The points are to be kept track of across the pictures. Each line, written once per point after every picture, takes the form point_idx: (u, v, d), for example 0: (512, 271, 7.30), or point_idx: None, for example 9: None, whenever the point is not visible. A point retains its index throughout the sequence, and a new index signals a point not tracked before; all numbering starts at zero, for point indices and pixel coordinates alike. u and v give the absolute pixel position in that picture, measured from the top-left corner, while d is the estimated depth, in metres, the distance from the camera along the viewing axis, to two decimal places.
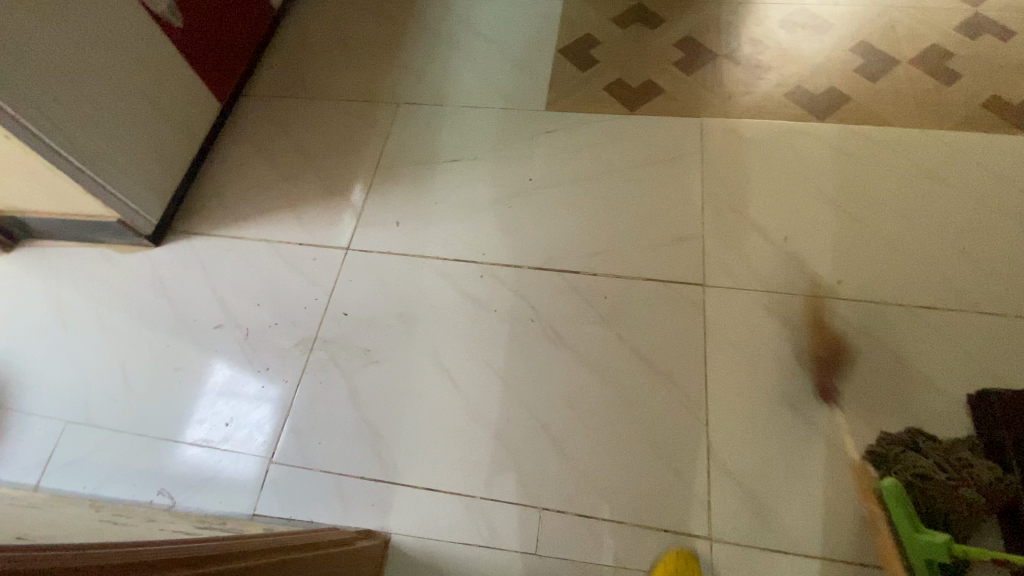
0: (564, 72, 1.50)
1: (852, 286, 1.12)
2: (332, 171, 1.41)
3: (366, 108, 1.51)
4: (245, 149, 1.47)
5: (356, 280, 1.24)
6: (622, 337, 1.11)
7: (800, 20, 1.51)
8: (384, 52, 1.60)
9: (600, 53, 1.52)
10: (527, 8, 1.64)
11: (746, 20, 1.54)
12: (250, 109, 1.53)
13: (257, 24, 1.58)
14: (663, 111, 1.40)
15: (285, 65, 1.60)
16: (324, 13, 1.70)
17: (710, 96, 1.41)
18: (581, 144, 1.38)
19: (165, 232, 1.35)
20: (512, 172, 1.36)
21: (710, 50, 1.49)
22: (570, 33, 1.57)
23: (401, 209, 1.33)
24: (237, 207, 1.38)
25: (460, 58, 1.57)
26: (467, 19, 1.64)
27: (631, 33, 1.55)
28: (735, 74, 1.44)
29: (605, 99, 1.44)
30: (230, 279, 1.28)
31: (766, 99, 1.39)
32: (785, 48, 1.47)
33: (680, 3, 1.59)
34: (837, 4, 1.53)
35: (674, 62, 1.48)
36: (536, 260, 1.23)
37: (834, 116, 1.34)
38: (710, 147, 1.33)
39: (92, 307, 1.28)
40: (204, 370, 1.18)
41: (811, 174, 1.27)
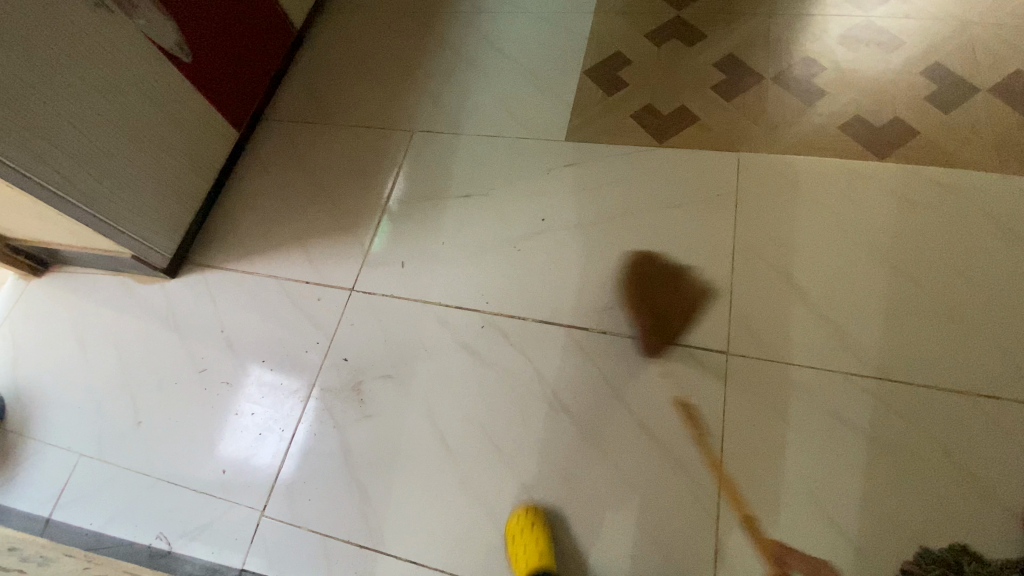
0: (589, 97, 1.38)
1: (899, 364, 0.98)
2: (343, 204, 1.38)
3: (381, 136, 1.46)
4: (260, 177, 1.45)
5: (356, 324, 1.21)
6: (629, 406, 1.02)
7: (864, 35, 1.32)
8: (402, 73, 1.54)
9: (630, 75, 1.39)
10: (554, 22, 1.52)
11: (798, 35, 1.36)
12: (267, 134, 1.52)
13: (278, 45, 1.54)
14: (695, 143, 1.26)
15: (305, 86, 1.57)
16: (347, 30, 1.64)
17: (751, 126, 1.26)
18: (601, 180, 1.26)
19: (180, 264, 1.37)
20: (524, 210, 1.27)
21: (755, 71, 1.33)
22: (599, 51, 1.44)
23: (408, 248, 1.28)
24: (248, 240, 1.37)
25: (479, 79, 1.48)
26: (490, 36, 1.54)
27: (666, 51, 1.41)
28: (782, 100, 1.28)
29: (631, 128, 1.31)
30: (238, 316, 1.28)
31: (816, 130, 1.22)
32: (843, 69, 1.29)
33: (723, 15, 1.43)
34: (911, 15, 1.33)
35: (712, 85, 1.33)
36: (542, 311, 1.14)
37: (896, 153, 1.16)
38: (748, 188, 1.18)
39: (112, 339, 1.31)
40: (207, 413, 1.19)
41: (864, 225, 1.10)
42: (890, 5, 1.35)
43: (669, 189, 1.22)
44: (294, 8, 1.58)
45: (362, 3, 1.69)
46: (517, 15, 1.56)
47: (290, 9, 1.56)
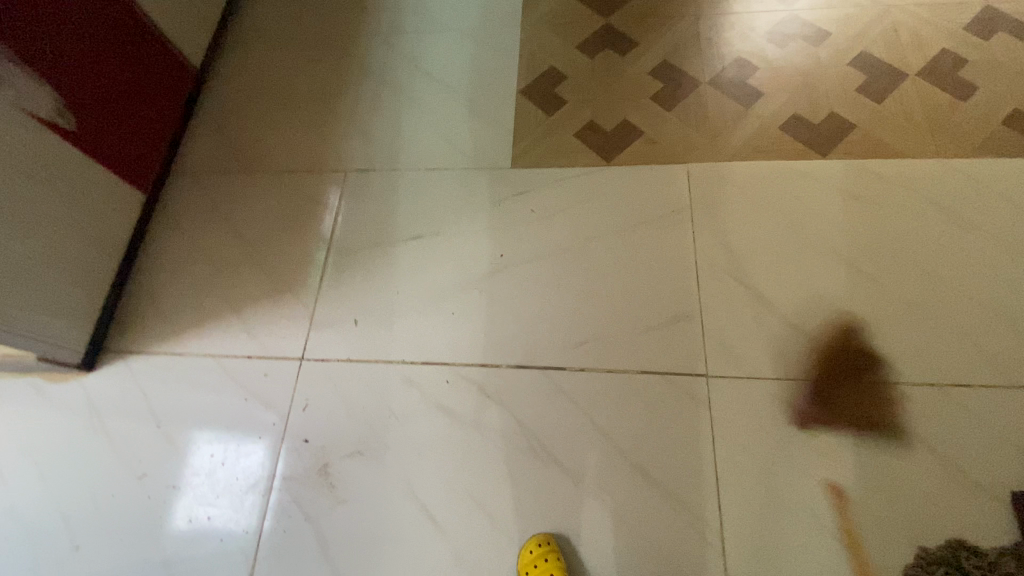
0: (528, 117, 1.32)
1: (870, 364, 0.99)
2: (278, 262, 1.25)
3: (311, 180, 1.34)
4: (179, 242, 1.30)
5: (313, 397, 1.10)
6: (618, 446, 0.99)
7: (790, 30, 1.33)
8: (324, 108, 1.42)
9: (567, 91, 1.34)
10: (480, 40, 1.45)
11: (728, 34, 1.35)
12: (179, 191, 1.36)
13: (175, 90, 1.38)
14: (643, 157, 1.23)
15: (216, 132, 1.42)
16: (253, 64, 1.50)
17: (695, 133, 1.24)
18: (555, 206, 1.21)
19: (97, 354, 1.20)
20: (480, 247, 1.20)
21: (691, 75, 1.31)
22: (532, 68, 1.39)
23: (358, 303, 1.18)
24: (174, 315, 1.23)
25: (409, 108, 1.38)
26: (415, 59, 1.45)
27: (600, 62, 1.37)
28: (722, 103, 1.26)
29: (576, 148, 1.27)
30: (175, 406, 1.14)
31: (759, 132, 1.22)
32: (775, 66, 1.29)
33: (652, 19, 1.40)
34: (830, 6, 1.35)
35: (651, 94, 1.30)
36: (515, 356, 1.08)
37: (838, 149, 1.17)
38: (702, 201, 1.16)
39: (23, 454, 1.13)
40: (155, 526, 1.05)
41: (820, 227, 1.11)
42: None
43: (624, 209, 1.19)
44: (189, 46, 1.42)
45: (267, 33, 1.54)
46: (441, 34, 1.47)
47: (185, 48, 1.40)
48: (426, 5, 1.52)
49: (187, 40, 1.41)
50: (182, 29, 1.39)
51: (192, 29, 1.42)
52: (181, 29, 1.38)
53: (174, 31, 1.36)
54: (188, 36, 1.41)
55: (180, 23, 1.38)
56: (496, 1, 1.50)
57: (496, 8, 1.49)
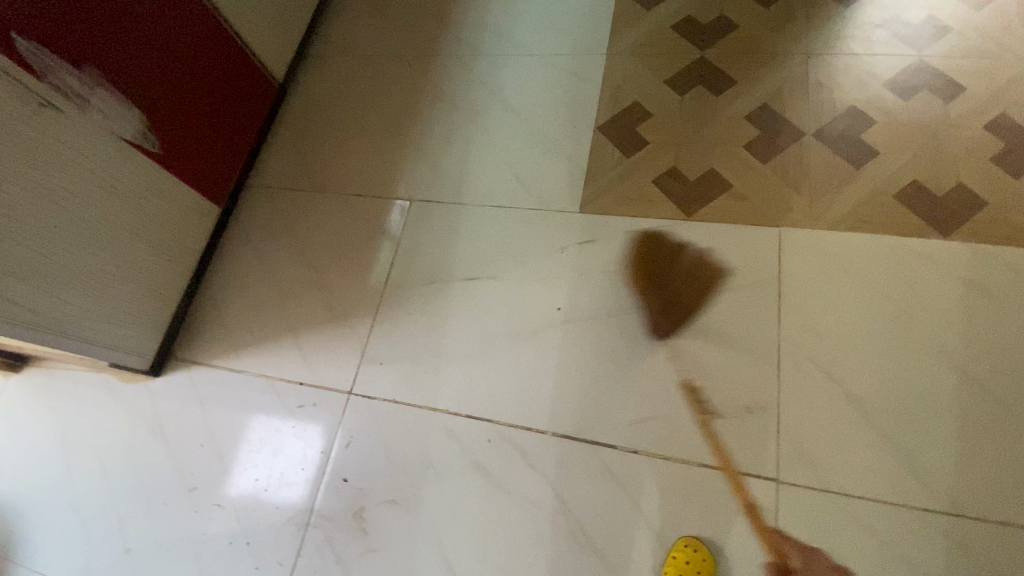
0: (604, 159, 1.24)
1: (972, 494, 0.86)
2: (336, 288, 1.25)
3: (376, 206, 1.32)
4: (246, 256, 1.33)
5: (356, 435, 1.10)
6: (665, 540, 0.92)
7: (918, 79, 1.16)
8: (396, 131, 1.40)
9: (650, 131, 1.24)
10: (562, 68, 1.37)
11: (842, 79, 1.20)
12: (251, 204, 1.38)
13: (255, 104, 1.40)
14: (728, 215, 1.11)
15: (291, 147, 1.44)
16: (332, 79, 1.50)
17: (791, 193, 1.11)
18: (624, 261, 1.13)
19: (164, 360, 1.25)
20: (539, 296, 1.14)
21: (793, 124, 1.17)
22: (613, 103, 1.29)
23: (409, 342, 1.16)
24: (235, 330, 1.26)
25: (481, 139, 1.34)
26: (492, 85, 1.39)
27: (689, 100, 1.25)
28: (827, 160, 1.12)
29: (653, 198, 1.17)
30: (228, 423, 1.17)
31: (867, 199, 1.07)
32: (896, 120, 1.13)
33: (754, 56, 1.27)
34: (970, 54, 1.17)
35: (744, 143, 1.18)
36: (563, 423, 1.02)
37: (962, 230, 1.01)
38: (791, 273, 1.04)
39: (93, 449, 1.20)
40: (199, 541, 1.09)
41: (928, 321, 0.97)
42: (945, 41, 1.19)
43: (700, 273, 1.08)
44: (273, 59, 1.43)
45: (349, 48, 1.54)
46: (521, 59, 1.40)
47: (268, 61, 1.42)
48: (509, 27, 1.45)
49: (272, 54, 1.42)
50: (267, 43, 1.40)
51: (277, 42, 1.44)
52: (267, 42, 1.40)
53: (259, 45, 1.37)
54: (272, 50, 1.43)
55: (265, 37, 1.40)
56: (583, 25, 1.41)
57: (581, 33, 1.40)
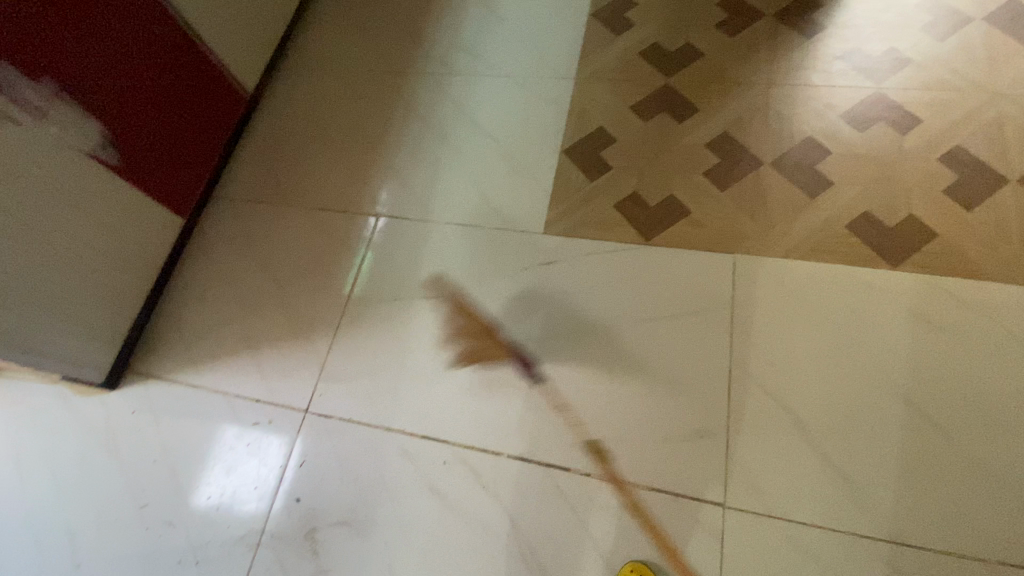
0: (569, 181, 1.26)
1: (913, 522, 0.88)
2: (299, 304, 1.25)
3: (342, 221, 1.33)
4: (210, 269, 1.32)
5: (312, 455, 1.09)
6: (614, 565, 0.92)
7: (874, 111, 1.20)
8: (366, 148, 1.41)
9: (614, 156, 1.27)
10: (532, 90, 1.39)
11: (801, 110, 1.23)
12: (218, 216, 1.38)
13: (225, 116, 1.40)
14: (687, 241, 1.14)
15: (260, 160, 1.44)
16: (305, 94, 1.51)
17: (749, 220, 1.13)
18: (584, 283, 1.14)
19: (122, 373, 1.24)
20: (500, 316, 1.14)
21: (753, 152, 1.20)
22: (581, 126, 1.32)
23: (369, 359, 1.15)
24: (195, 343, 1.25)
25: (450, 157, 1.35)
26: (463, 105, 1.41)
27: (654, 126, 1.28)
28: (784, 188, 1.15)
29: (615, 221, 1.19)
30: (183, 439, 1.15)
31: (821, 228, 1.10)
32: (852, 151, 1.16)
33: (717, 84, 1.30)
34: (926, 88, 1.21)
35: (705, 170, 1.20)
36: (518, 446, 1.02)
37: (911, 261, 1.04)
38: (746, 299, 1.06)
39: (44, 463, 1.17)
40: (148, 559, 1.07)
41: (875, 349, 1.00)
42: (903, 75, 1.23)
43: (658, 297, 1.09)
44: (244, 71, 1.44)
45: (323, 63, 1.55)
46: (492, 80, 1.43)
47: (240, 74, 1.42)
48: (482, 47, 1.48)
49: (243, 67, 1.43)
50: (239, 55, 1.41)
51: (249, 55, 1.44)
52: (239, 55, 1.41)
53: (229, 57, 1.38)
54: (244, 62, 1.43)
55: (237, 50, 1.40)
56: (554, 48, 1.44)
57: (552, 56, 1.43)
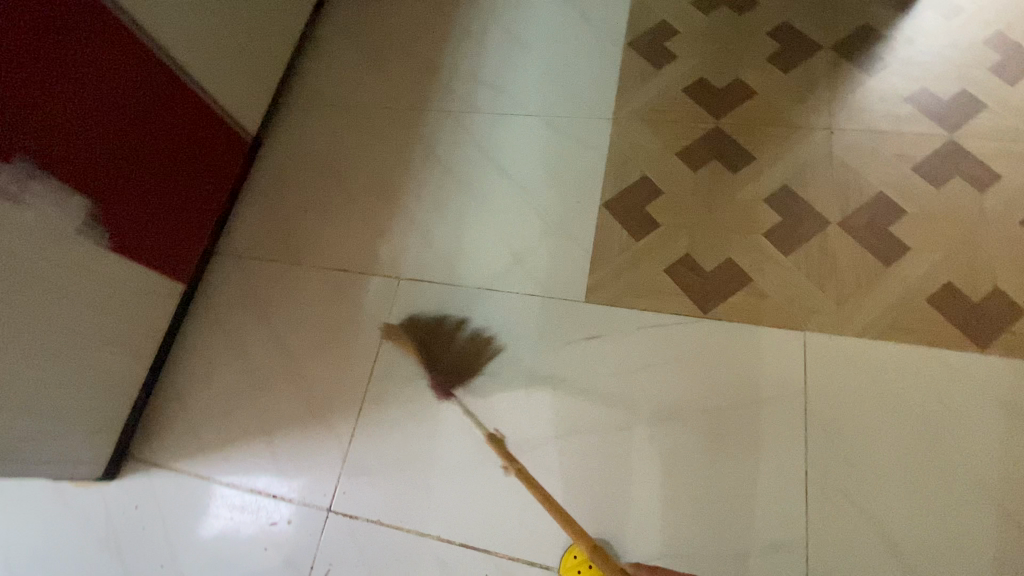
0: (611, 240, 1.14)
1: None
2: (315, 381, 1.13)
3: (358, 284, 1.20)
4: (215, 338, 1.21)
5: (337, 563, 0.99)
6: None
7: (951, 164, 1.08)
8: (381, 197, 1.29)
9: (661, 211, 1.15)
10: (564, 132, 1.26)
11: (869, 160, 1.11)
12: (221, 278, 1.26)
13: (223, 164, 1.27)
14: (747, 315, 1.03)
15: (266, 212, 1.32)
16: (311, 136, 1.38)
17: (817, 291, 1.02)
18: (634, 363, 1.03)
19: (122, 461, 1.13)
20: (540, 400, 1.03)
21: (817, 210, 1.08)
22: (621, 175, 1.20)
23: (396, 449, 1.05)
24: (201, 425, 1.14)
25: (476, 210, 1.23)
26: (489, 149, 1.29)
27: (704, 177, 1.16)
28: (855, 254, 1.04)
29: (666, 290, 1.08)
30: (192, 540, 1.05)
31: (898, 302, 0.99)
32: (929, 211, 1.05)
33: (773, 128, 1.18)
34: (1007, 138, 1.09)
35: (765, 229, 1.09)
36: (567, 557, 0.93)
37: (1001, 343, 0.94)
38: (815, 386, 0.96)
39: (39, 565, 1.06)
40: None
41: (963, 448, 0.90)
42: (980, 121, 1.11)
43: (717, 382, 0.99)
44: (243, 111, 1.30)
45: (330, 99, 1.42)
46: (520, 121, 1.30)
47: (239, 114, 1.28)
48: (506, 81, 1.34)
49: (242, 107, 1.29)
50: (237, 94, 1.26)
51: (249, 93, 1.30)
52: (237, 94, 1.27)
53: (226, 97, 1.24)
54: (243, 101, 1.29)
55: (235, 89, 1.26)
56: (586, 83, 1.31)
57: (585, 93, 1.30)
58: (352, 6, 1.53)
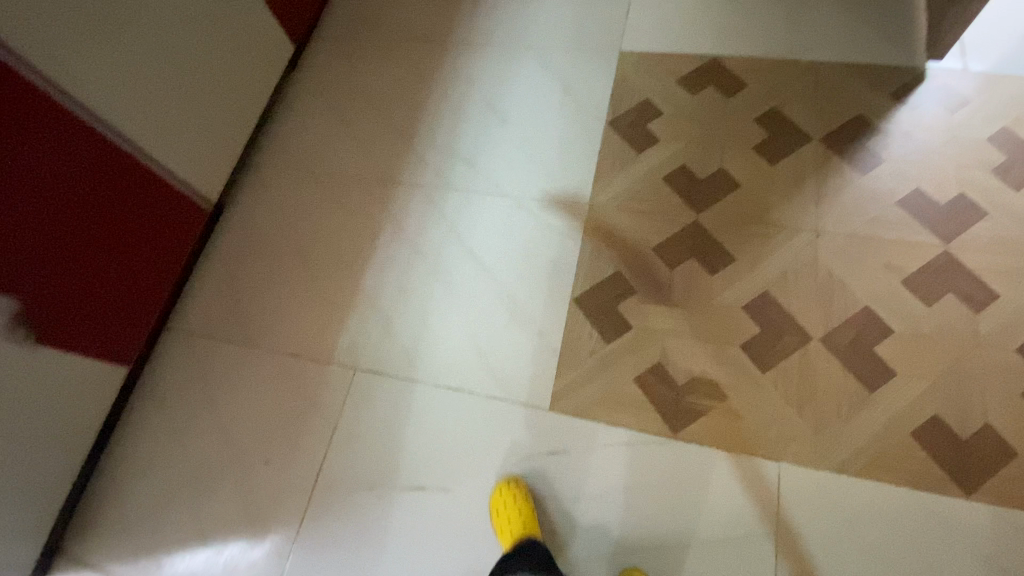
0: (580, 342, 1.07)
1: None
2: (258, 480, 1.07)
3: (312, 371, 1.14)
4: (160, 423, 1.15)
5: None
6: None
7: (942, 279, 1.01)
8: (343, 276, 1.22)
9: (634, 312, 1.08)
10: (537, 216, 1.20)
11: (856, 268, 1.04)
12: (171, 357, 1.20)
13: (179, 237, 1.22)
14: (720, 438, 0.96)
15: (222, 286, 1.26)
16: (275, 204, 1.33)
17: (794, 416, 0.95)
18: (595, 485, 0.96)
19: (52, 556, 1.06)
20: (493, 520, 0.97)
21: (797, 322, 1.02)
22: (594, 269, 1.13)
23: (336, 565, 0.98)
24: (137, 522, 1.07)
25: (440, 294, 1.17)
26: (458, 230, 1.23)
27: (681, 277, 1.09)
28: (835, 375, 0.97)
29: (634, 402, 1.01)
30: None
31: (879, 435, 0.92)
32: (916, 331, 0.98)
33: (755, 226, 1.11)
34: (1003, 252, 1.02)
35: (742, 341, 1.02)
36: None
37: (988, 489, 0.88)
38: (787, 526, 0.89)
39: None
40: None
41: None
42: (976, 232, 1.04)
43: (683, 514, 0.92)
44: (203, 180, 1.24)
45: (297, 165, 1.36)
46: (492, 201, 1.24)
47: (199, 185, 1.23)
48: (481, 155, 1.29)
49: (203, 176, 1.24)
50: (196, 164, 1.21)
51: (210, 161, 1.25)
52: (197, 164, 1.22)
53: (185, 169, 1.18)
54: (204, 170, 1.24)
55: (194, 159, 1.21)
56: (564, 164, 1.25)
57: (561, 174, 1.24)
58: (328, 64, 1.48)
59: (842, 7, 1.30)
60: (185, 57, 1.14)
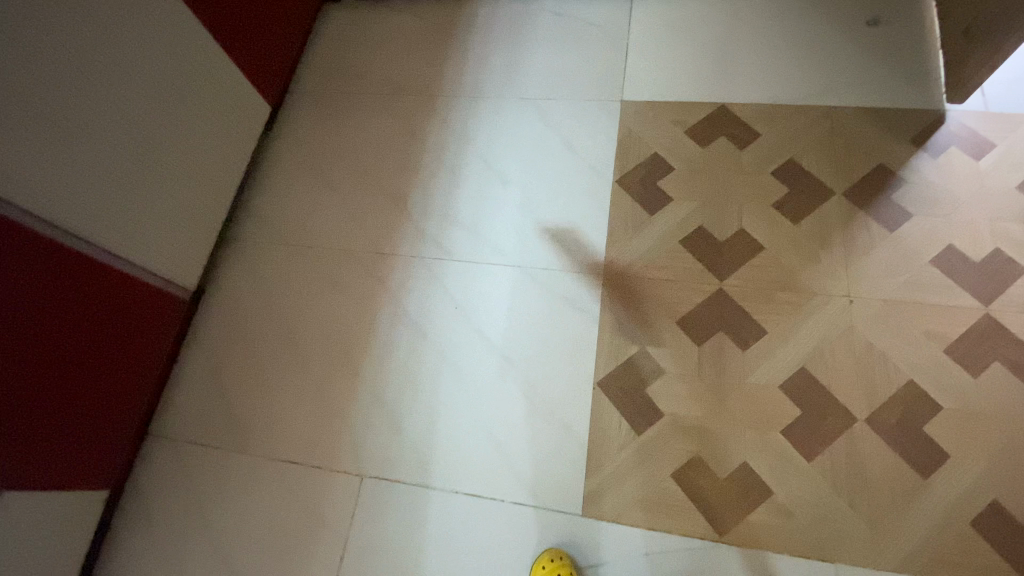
0: (608, 433, 0.99)
1: None
2: None
3: (315, 479, 1.04)
4: (148, 548, 1.03)
5: None
6: None
7: (986, 347, 0.96)
8: (342, 366, 1.12)
9: (664, 397, 1.00)
10: (550, 289, 1.11)
11: (895, 338, 0.98)
12: (156, 468, 1.09)
13: (156, 335, 1.10)
14: (769, 538, 0.89)
15: (208, 384, 1.14)
16: (259, 286, 1.21)
17: (845, 509, 0.89)
18: None
19: None
20: None
21: (840, 401, 0.95)
22: (617, 349, 1.05)
23: None
24: None
25: (450, 383, 1.07)
26: (465, 307, 1.13)
27: (711, 354, 1.02)
28: (886, 460, 0.91)
29: (674, 501, 0.93)
30: None
31: (937, 526, 0.86)
32: (965, 406, 0.93)
33: (784, 293, 1.04)
34: None
35: (783, 425, 0.95)
36: None
37: None
38: None
39: None
40: None
41: None
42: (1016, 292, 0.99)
43: None
44: (179, 269, 1.12)
45: (282, 240, 1.25)
46: (499, 273, 1.15)
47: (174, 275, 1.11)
48: (483, 221, 1.20)
49: (178, 265, 1.12)
50: (171, 253, 1.10)
51: (185, 247, 1.13)
52: (170, 254, 1.10)
53: (158, 262, 1.07)
54: (179, 258, 1.12)
55: (168, 249, 1.09)
56: (573, 228, 1.16)
57: (571, 240, 1.15)
58: (309, 123, 1.37)
59: (853, 46, 1.24)
60: (151, 141, 1.02)
